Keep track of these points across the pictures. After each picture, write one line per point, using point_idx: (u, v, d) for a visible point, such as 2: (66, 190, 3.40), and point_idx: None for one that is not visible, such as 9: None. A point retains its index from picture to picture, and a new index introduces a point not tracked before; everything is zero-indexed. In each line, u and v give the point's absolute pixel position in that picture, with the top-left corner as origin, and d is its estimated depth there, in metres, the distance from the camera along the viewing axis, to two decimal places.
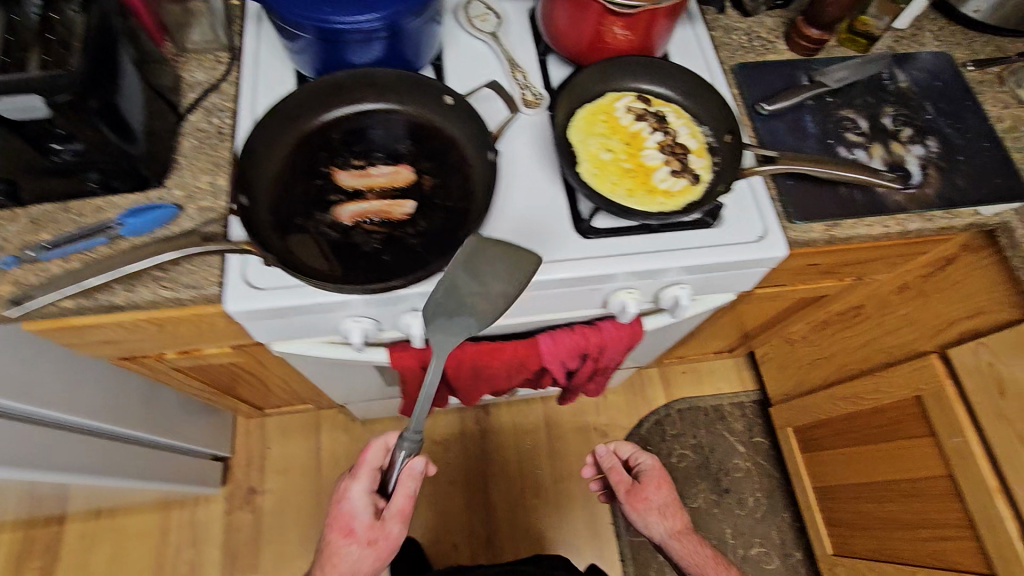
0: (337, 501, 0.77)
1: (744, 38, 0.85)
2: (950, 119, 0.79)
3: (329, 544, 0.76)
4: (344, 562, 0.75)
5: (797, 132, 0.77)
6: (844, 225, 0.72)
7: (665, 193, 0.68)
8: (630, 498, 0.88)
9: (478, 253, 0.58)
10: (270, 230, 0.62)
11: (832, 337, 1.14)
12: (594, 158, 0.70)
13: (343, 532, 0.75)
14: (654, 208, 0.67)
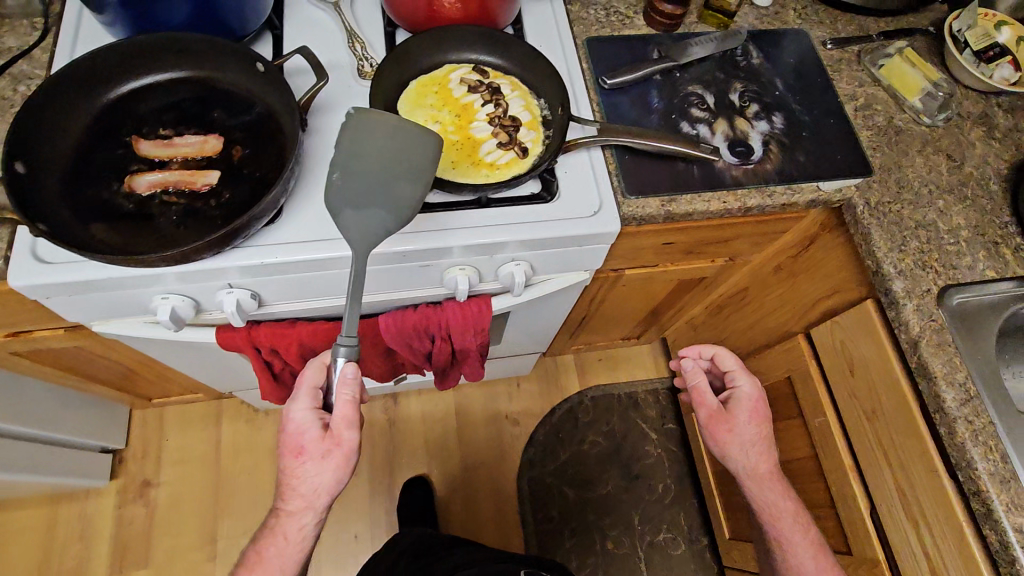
0: (292, 427, 0.66)
1: (601, 13, 0.83)
2: (798, 96, 0.79)
3: (284, 467, 0.66)
4: (297, 482, 0.65)
5: (641, 107, 0.75)
6: (680, 201, 0.71)
7: (489, 166, 0.67)
8: (726, 423, 0.77)
9: (365, 128, 0.58)
10: (53, 200, 0.58)
11: (723, 320, 1.13)
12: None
13: (294, 451, 0.64)
14: (476, 182, 0.66)
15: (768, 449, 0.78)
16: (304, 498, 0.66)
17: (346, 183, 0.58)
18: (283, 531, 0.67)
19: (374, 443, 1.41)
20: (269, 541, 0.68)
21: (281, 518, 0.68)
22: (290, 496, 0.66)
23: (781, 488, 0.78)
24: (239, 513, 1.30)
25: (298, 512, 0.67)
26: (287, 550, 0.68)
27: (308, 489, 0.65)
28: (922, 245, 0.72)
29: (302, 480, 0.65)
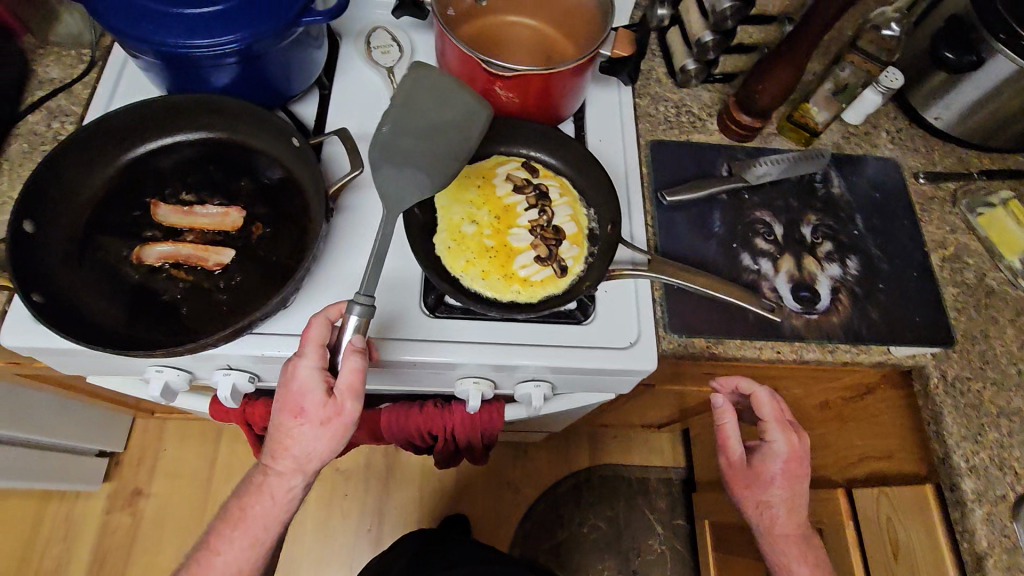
0: (286, 381, 0.52)
1: (672, 111, 0.75)
2: (878, 239, 0.70)
3: (274, 425, 0.53)
4: (291, 445, 0.53)
5: (699, 230, 0.68)
6: (728, 344, 0.64)
7: (522, 282, 0.61)
8: (747, 481, 0.67)
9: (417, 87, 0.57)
10: (58, 266, 0.54)
11: None
12: (453, 230, 0.62)
13: (292, 413, 0.52)
14: (505, 298, 0.60)
15: (795, 512, 0.66)
16: (297, 460, 0.54)
17: (394, 136, 0.56)
18: (263, 492, 0.56)
19: (366, 487, 1.32)
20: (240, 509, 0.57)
21: (262, 479, 0.56)
22: (275, 457, 0.54)
23: (800, 552, 0.66)
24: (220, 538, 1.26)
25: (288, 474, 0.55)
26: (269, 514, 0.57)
27: (305, 453, 0.54)
28: (999, 437, 0.63)
29: (299, 444, 0.53)
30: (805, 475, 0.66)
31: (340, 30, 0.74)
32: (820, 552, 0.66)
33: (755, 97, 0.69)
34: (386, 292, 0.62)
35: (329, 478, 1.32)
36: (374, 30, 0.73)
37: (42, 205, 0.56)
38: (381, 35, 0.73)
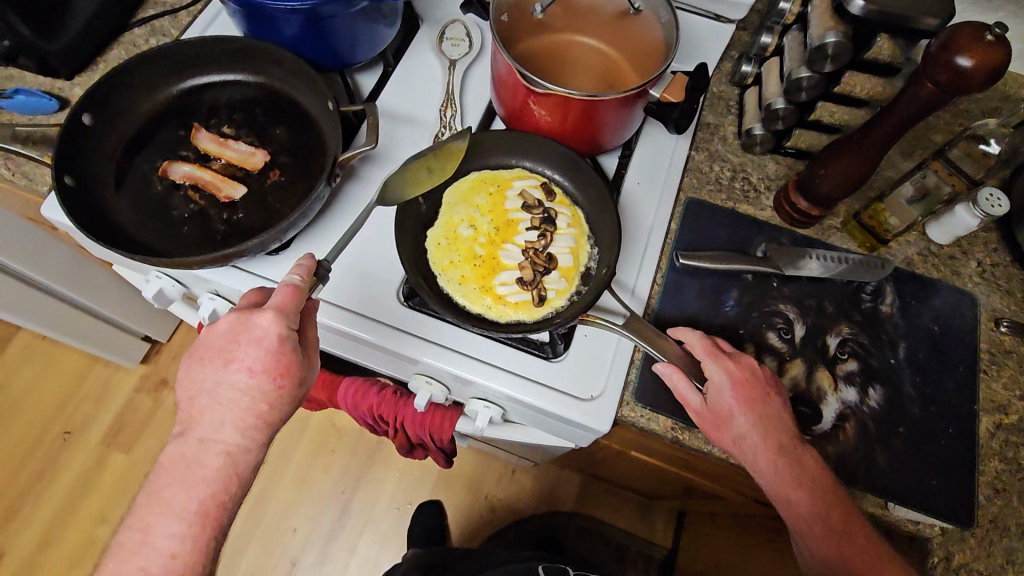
0: (258, 339, 0.48)
1: (726, 173, 0.70)
2: (919, 376, 0.60)
3: (227, 389, 0.49)
4: (257, 408, 0.49)
5: (708, 303, 0.62)
6: (695, 434, 0.58)
7: (496, 298, 0.59)
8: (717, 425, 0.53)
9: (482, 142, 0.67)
10: (101, 163, 0.61)
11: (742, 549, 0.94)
12: (449, 228, 0.63)
13: (270, 374, 0.49)
14: (475, 309, 0.59)
15: (771, 436, 0.52)
16: (263, 424, 0.50)
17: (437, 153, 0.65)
18: (217, 469, 0.49)
19: (354, 453, 1.27)
20: (187, 485, 0.48)
21: (214, 453, 0.49)
22: (235, 424, 0.49)
23: (792, 476, 0.51)
24: None
25: (247, 445, 0.50)
26: (226, 497, 0.49)
27: (272, 418, 0.51)
28: None
29: (271, 409, 0.50)
30: (764, 393, 0.52)
31: (422, 14, 0.76)
32: (814, 470, 0.52)
33: (816, 181, 0.62)
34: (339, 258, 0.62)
35: (324, 432, 1.28)
36: (451, 23, 0.74)
37: (105, 105, 0.62)
38: (458, 27, 0.74)
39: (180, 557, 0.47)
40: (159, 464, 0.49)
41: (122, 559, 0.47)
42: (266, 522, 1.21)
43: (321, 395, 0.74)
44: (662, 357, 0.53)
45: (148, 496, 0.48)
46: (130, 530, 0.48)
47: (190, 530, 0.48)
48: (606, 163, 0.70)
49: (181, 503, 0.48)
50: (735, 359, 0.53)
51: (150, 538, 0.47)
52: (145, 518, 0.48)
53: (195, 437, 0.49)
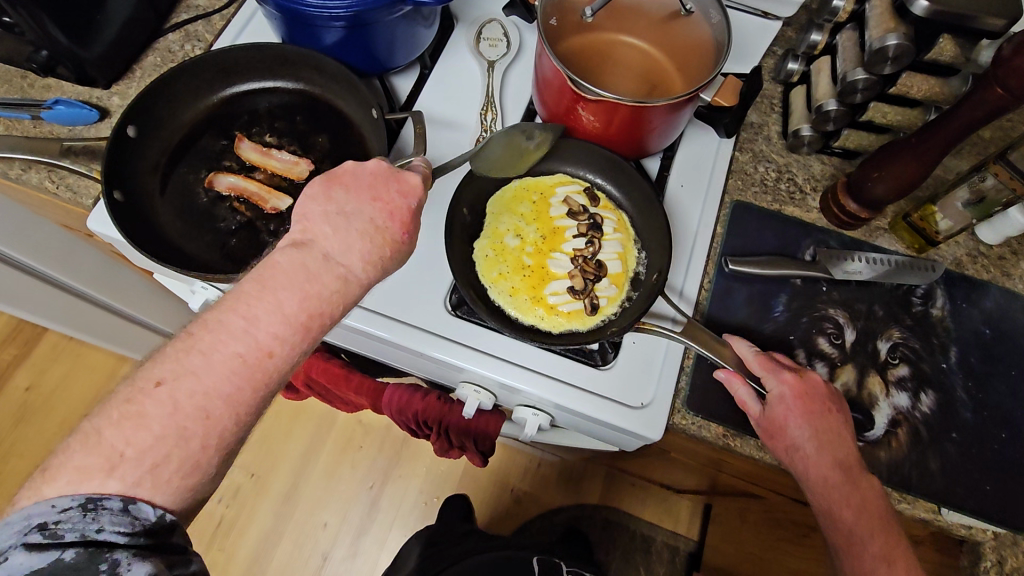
0: (404, 193, 0.48)
1: (771, 174, 0.69)
2: (970, 380, 0.60)
3: (361, 226, 0.45)
4: (376, 260, 0.45)
5: (757, 309, 0.62)
6: (748, 442, 0.58)
7: (548, 309, 0.60)
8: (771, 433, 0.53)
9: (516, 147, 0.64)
10: (146, 174, 0.61)
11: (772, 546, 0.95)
12: (496, 239, 0.63)
13: (402, 226, 0.47)
14: (527, 320, 0.59)
15: (827, 450, 0.51)
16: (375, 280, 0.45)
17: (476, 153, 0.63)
18: (332, 292, 0.43)
19: (382, 447, 1.28)
20: (303, 290, 0.41)
21: (330, 277, 0.43)
22: (362, 253, 0.44)
23: (841, 493, 0.51)
24: (247, 449, 1.25)
25: (363, 282, 0.45)
26: (329, 323, 0.43)
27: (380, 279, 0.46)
28: None
29: (390, 260, 0.46)
30: (824, 408, 0.51)
31: (458, 14, 0.75)
32: (868, 491, 0.51)
33: (868, 185, 0.61)
34: None
35: (352, 427, 1.29)
36: (489, 22, 0.73)
37: (148, 115, 0.62)
38: (495, 27, 0.72)
39: (275, 359, 0.41)
40: (273, 258, 0.42)
41: (218, 336, 0.39)
42: (298, 516, 1.23)
43: (363, 399, 0.74)
44: (719, 362, 0.54)
45: (258, 285, 0.41)
46: (231, 312, 0.40)
47: (292, 340, 0.41)
48: (649, 165, 0.68)
49: (291, 309, 0.41)
50: (796, 372, 0.52)
51: (256, 328, 0.40)
52: (250, 306, 0.40)
53: (320, 252, 0.43)
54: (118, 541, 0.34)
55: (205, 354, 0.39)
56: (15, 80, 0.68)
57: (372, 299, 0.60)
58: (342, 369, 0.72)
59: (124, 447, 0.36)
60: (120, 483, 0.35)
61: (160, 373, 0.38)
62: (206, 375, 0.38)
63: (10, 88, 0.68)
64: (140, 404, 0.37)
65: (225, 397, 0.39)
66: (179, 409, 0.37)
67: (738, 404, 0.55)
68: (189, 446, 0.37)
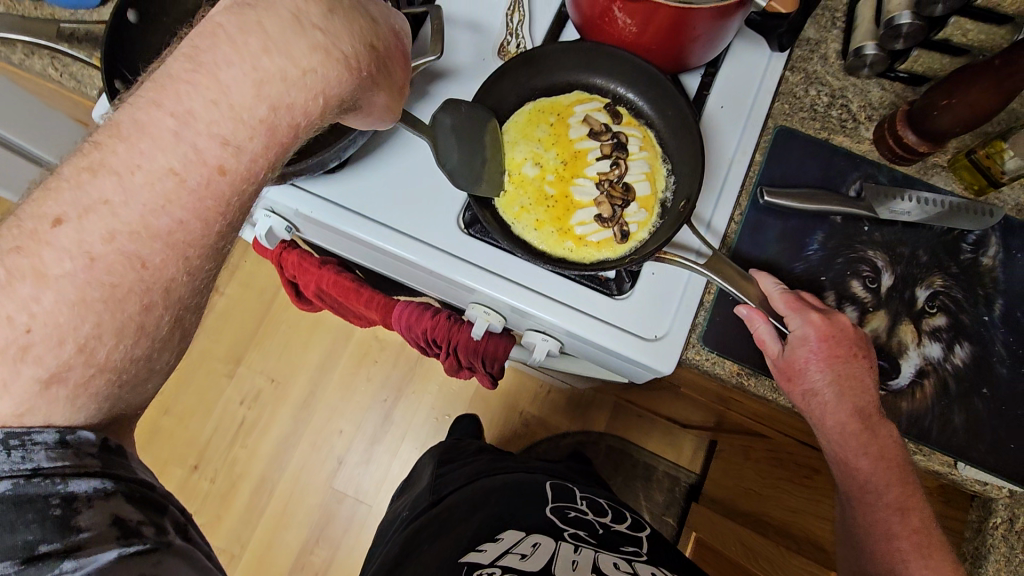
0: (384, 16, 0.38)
1: (823, 99, 0.63)
2: (1012, 335, 0.56)
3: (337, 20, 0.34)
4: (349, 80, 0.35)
5: (789, 246, 0.58)
6: (763, 382, 0.56)
7: (576, 240, 0.58)
8: (789, 376, 0.51)
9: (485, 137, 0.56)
10: (149, 66, 0.58)
11: (784, 488, 0.97)
12: (513, 169, 0.59)
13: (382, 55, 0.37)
14: (554, 254, 0.57)
15: (848, 398, 0.49)
16: None
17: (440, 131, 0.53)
18: (309, 70, 0.32)
19: (397, 363, 1.30)
20: (256, 65, 0.31)
21: (304, 43, 0.32)
22: (348, 23, 0.34)
23: (859, 444, 0.49)
24: (269, 355, 1.29)
25: (351, 62, 0.34)
26: (304, 123, 0.34)
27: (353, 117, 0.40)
28: None
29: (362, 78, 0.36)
30: (849, 353, 0.49)
31: None
32: (888, 442, 0.49)
33: (933, 114, 0.54)
34: (397, 184, 0.58)
35: (368, 342, 1.31)
36: None
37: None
38: None
39: (229, 176, 0.32)
40: (214, 20, 0.31)
41: (134, 145, 0.30)
42: (313, 423, 1.27)
43: (373, 315, 0.73)
44: (742, 299, 0.51)
45: (190, 60, 0.30)
46: (157, 111, 0.30)
47: (252, 147, 0.32)
48: (688, 82, 0.62)
49: (244, 99, 0.31)
50: (824, 314, 0.49)
51: (192, 131, 0.30)
52: (180, 100, 0.30)
53: (287, 10, 0.32)
54: (66, 471, 0.32)
55: (122, 175, 0.30)
56: None
57: (383, 214, 0.57)
58: (352, 282, 0.70)
59: (26, 319, 0.30)
60: (39, 368, 0.30)
61: (56, 210, 0.30)
62: (127, 209, 0.31)
63: None
64: (37, 257, 0.30)
65: (164, 237, 0.32)
66: (98, 257, 0.30)
67: (757, 345, 0.52)
68: (124, 308, 0.32)
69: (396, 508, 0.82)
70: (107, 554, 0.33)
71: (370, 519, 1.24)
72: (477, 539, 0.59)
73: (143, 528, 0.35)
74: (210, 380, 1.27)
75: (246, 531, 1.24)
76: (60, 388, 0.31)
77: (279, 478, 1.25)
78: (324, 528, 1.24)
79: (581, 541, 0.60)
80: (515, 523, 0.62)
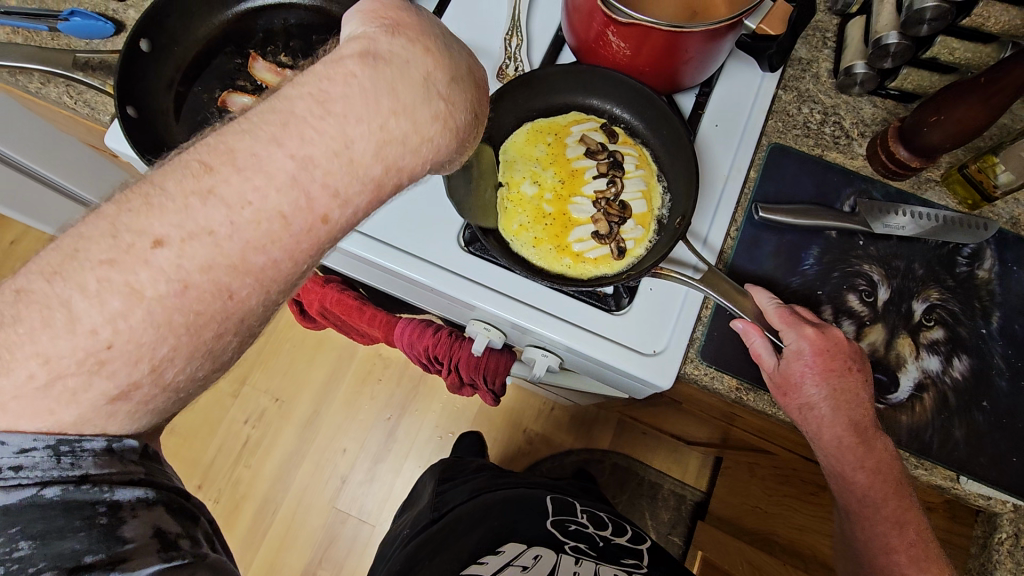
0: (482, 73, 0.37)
1: (816, 116, 0.64)
2: (1010, 347, 0.56)
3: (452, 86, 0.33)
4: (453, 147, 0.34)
5: (785, 261, 0.59)
6: (761, 397, 0.56)
7: (574, 257, 0.59)
8: (785, 390, 0.51)
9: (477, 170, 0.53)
10: (160, 92, 0.59)
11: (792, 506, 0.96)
12: (512, 188, 0.61)
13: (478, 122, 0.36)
14: (552, 270, 0.58)
15: (844, 411, 0.49)
16: None
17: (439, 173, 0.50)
18: (427, 138, 0.31)
19: (400, 381, 1.31)
20: (384, 125, 0.30)
21: (429, 114, 0.31)
22: (463, 93, 0.33)
23: (855, 457, 0.49)
24: (273, 375, 1.29)
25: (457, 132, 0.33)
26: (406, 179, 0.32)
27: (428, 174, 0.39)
28: None
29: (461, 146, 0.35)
30: (843, 367, 0.49)
31: None
32: (884, 455, 0.49)
33: (924, 130, 0.55)
34: (398, 203, 0.59)
35: (372, 360, 1.31)
36: None
37: (161, 28, 0.59)
38: None
39: (331, 225, 0.30)
40: (345, 69, 0.30)
41: (249, 179, 0.28)
42: (317, 441, 1.28)
43: (376, 332, 0.74)
44: (737, 313, 0.51)
45: (319, 105, 0.29)
46: (277, 150, 0.28)
47: (358, 204, 0.31)
48: (683, 102, 0.64)
49: (365, 156, 0.29)
50: (818, 328, 0.50)
51: (310, 177, 0.29)
52: (304, 142, 0.28)
53: (419, 73, 0.31)
54: (112, 479, 0.31)
55: (233, 207, 0.28)
56: None
57: (386, 232, 0.59)
58: (355, 300, 0.72)
59: (109, 335, 0.27)
60: (109, 385, 0.28)
61: (158, 230, 0.27)
62: (231, 241, 0.28)
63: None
64: (131, 275, 0.27)
65: (257, 274, 0.29)
66: (192, 285, 0.28)
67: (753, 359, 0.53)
68: (202, 334, 0.29)
69: (399, 526, 0.82)
70: (150, 569, 0.31)
71: (373, 539, 1.24)
72: (479, 553, 0.60)
73: (181, 540, 0.33)
74: (215, 399, 1.28)
75: (250, 555, 1.23)
76: (126, 404, 0.29)
77: (282, 501, 1.25)
78: (328, 550, 1.24)
79: (582, 553, 0.62)
80: (517, 535, 0.63)
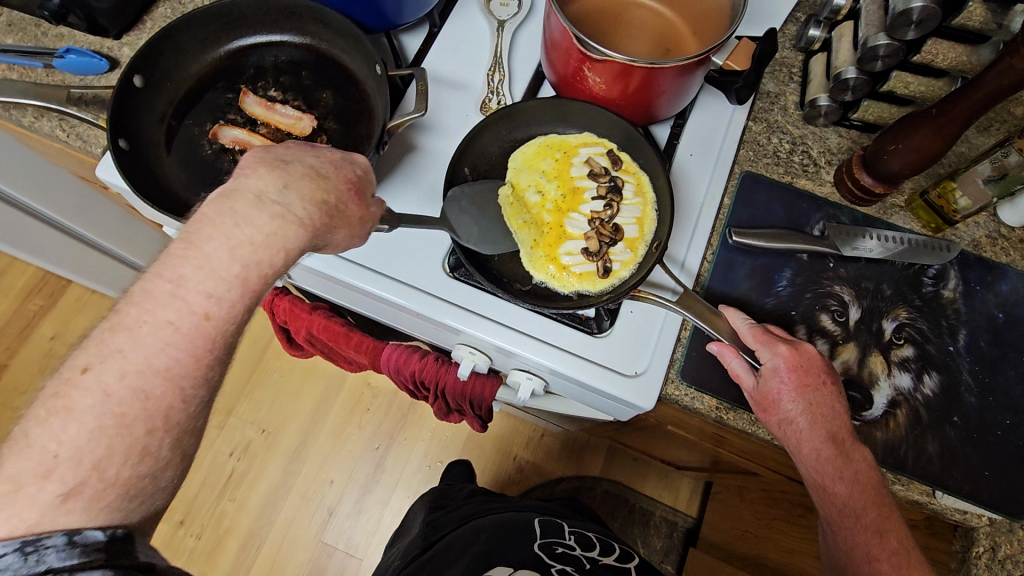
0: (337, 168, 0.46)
1: (784, 146, 0.67)
2: (978, 364, 0.58)
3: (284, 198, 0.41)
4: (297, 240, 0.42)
5: (759, 283, 0.61)
6: (741, 415, 0.58)
7: (560, 267, 0.60)
8: (765, 406, 0.52)
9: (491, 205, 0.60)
10: (152, 126, 0.61)
11: None
12: (517, 193, 0.62)
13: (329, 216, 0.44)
14: (537, 275, 0.60)
15: (820, 425, 0.51)
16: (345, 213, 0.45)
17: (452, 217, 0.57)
18: (271, 233, 0.40)
19: (389, 411, 1.30)
20: (230, 236, 0.39)
21: (264, 216, 0.40)
22: (300, 193, 0.42)
23: (834, 468, 0.50)
24: (259, 405, 1.28)
25: (306, 224, 0.42)
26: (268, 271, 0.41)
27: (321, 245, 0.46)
28: None
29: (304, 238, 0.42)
30: (817, 381, 0.51)
31: None
32: (861, 466, 0.51)
33: (884, 158, 0.58)
34: (397, 234, 0.61)
35: (360, 390, 1.31)
36: None
37: (155, 65, 0.62)
38: None
39: (214, 322, 0.39)
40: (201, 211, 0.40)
41: (142, 307, 0.38)
42: (303, 474, 1.26)
43: (363, 358, 0.74)
44: (713, 335, 0.53)
45: (184, 240, 0.39)
46: (158, 279, 0.38)
47: (230, 297, 0.40)
48: (659, 133, 0.67)
49: (223, 262, 0.39)
50: (791, 345, 0.52)
51: (184, 291, 0.38)
52: (178, 268, 0.39)
53: (254, 193, 0.41)
54: (73, 566, 0.34)
55: (133, 329, 0.37)
56: (30, 28, 0.69)
57: (375, 259, 0.60)
58: (342, 327, 0.72)
59: (57, 448, 0.35)
60: (61, 485, 0.35)
61: (83, 362, 0.37)
62: (135, 352, 0.37)
63: (25, 36, 0.68)
64: (68, 398, 0.36)
65: (163, 373, 0.38)
66: (112, 393, 0.36)
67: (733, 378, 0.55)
68: (130, 433, 0.37)
69: (386, 560, 0.81)
70: None
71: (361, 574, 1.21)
72: None
73: None
74: None
75: None
76: (76, 501, 0.35)
77: (267, 534, 1.23)
78: None
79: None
80: (505, 559, 0.62)
